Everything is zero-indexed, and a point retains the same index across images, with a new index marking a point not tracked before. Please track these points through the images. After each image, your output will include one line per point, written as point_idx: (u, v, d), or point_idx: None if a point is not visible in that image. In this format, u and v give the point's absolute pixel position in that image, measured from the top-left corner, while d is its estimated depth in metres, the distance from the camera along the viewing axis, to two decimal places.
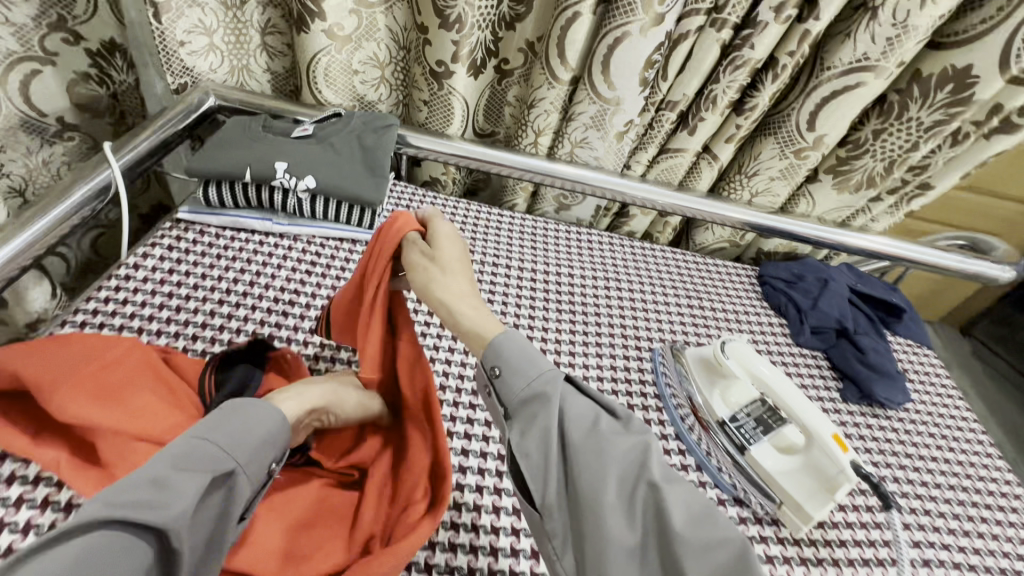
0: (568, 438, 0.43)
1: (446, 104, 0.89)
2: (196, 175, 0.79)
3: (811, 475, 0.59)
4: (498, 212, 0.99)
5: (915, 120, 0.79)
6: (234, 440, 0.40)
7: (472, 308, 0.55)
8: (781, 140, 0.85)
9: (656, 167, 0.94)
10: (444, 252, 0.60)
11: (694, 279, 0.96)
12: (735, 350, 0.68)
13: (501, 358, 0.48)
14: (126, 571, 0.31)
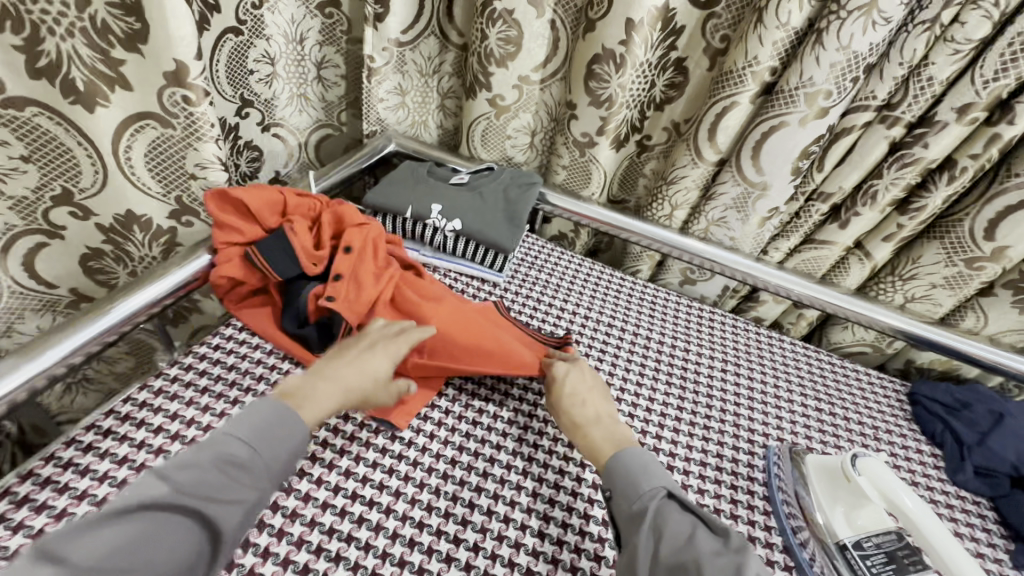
0: (656, 554, 0.47)
1: (584, 169, 0.96)
2: (369, 206, 0.92)
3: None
4: (620, 276, 1.01)
5: None
6: (255, 441, 0.47)
7: (606, 435, 0.61)
8: (948, 246, 0.78)
9: (796, 257, 0.90)
10: (580, 389, 0.67)
11: (826, 381, 0.87)
12: (867, 467, 0.60)
13: (614, 485, 0.55)
14: (167, 543, 0.40)
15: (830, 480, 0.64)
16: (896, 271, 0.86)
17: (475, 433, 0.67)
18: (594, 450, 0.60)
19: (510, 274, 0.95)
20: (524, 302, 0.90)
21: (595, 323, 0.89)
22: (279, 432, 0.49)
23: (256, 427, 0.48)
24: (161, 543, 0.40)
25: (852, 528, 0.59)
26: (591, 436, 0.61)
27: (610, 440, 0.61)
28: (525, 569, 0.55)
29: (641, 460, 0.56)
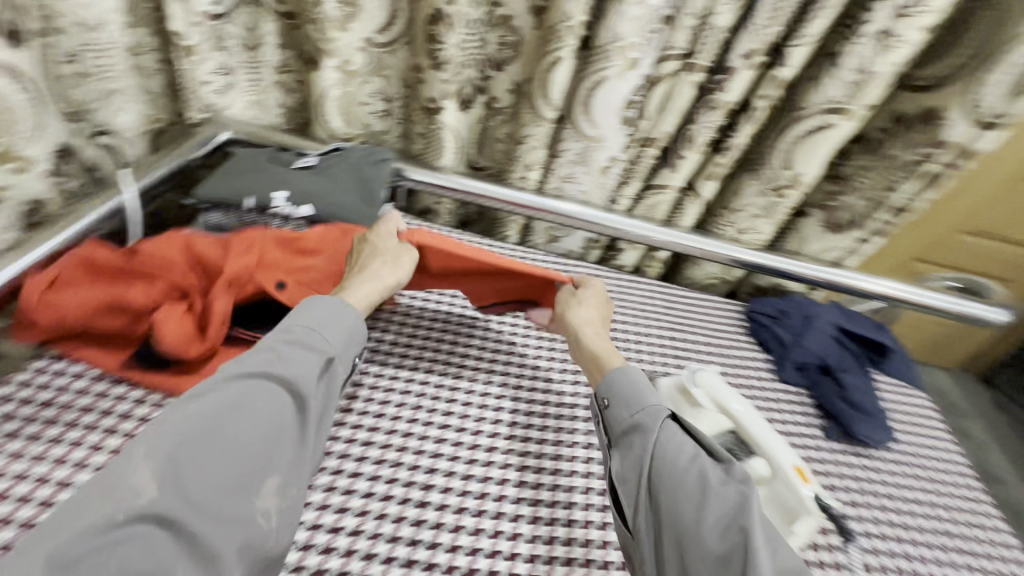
0: (644, 464, 0.56)
1: (436, 136, 0.94)
2: (199, 199, 0.84)
3: (770, 506, 0.60)
4: (490, 243, 1.02)
5: (896, 158, 0.83)
6: (315, 326, 0.58)
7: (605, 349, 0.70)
8: (765, 181, 0.89)
9: (642, 204, 0.97)
10: (597, 304, 0.76)
11: (679, 312, 0.97)
12: (705, 380, 0.70)
13: (613, 393, 0.62)
14: (259, 404, 0.52)
15: (684, 401, 0.68)
16: (726, 206, 0.96)
17: (380, 424, 0.70)
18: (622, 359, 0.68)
19: None
20: None
21: (467, 291, 0.89)
22: (340, 321, 0.60)
23: (315, 315, 0.60)
24: (246, 415, 0.51)
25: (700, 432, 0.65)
26: (599, 347, 0.70)
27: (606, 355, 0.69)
28: (408, 541, 0.60)
29: (640, 377, 0.63)
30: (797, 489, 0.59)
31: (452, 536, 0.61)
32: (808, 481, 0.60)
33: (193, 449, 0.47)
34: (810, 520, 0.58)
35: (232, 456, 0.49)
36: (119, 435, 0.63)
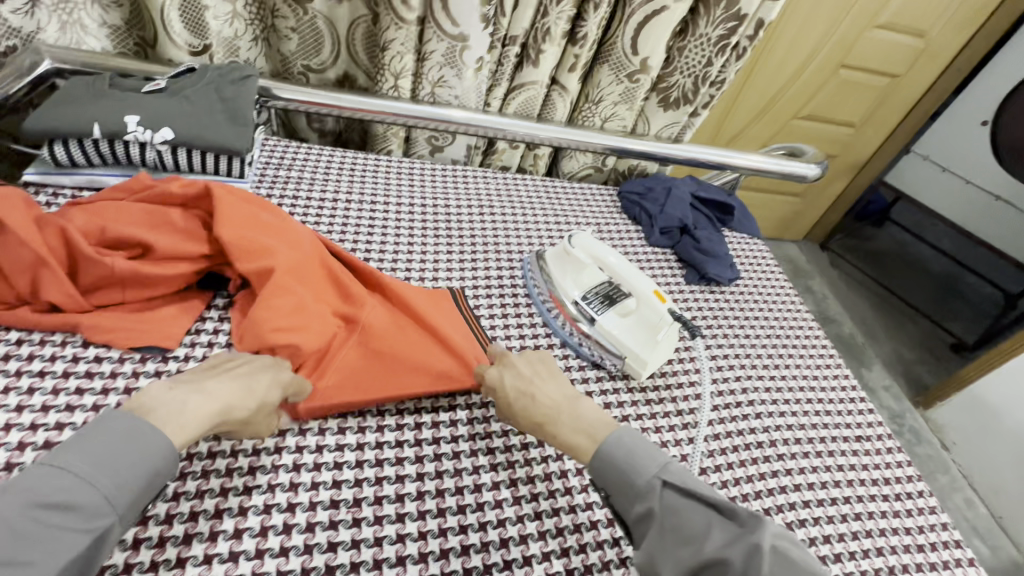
0: (654, 558, 0.50)
1: (312, 29, 0.95)
2: (37, 136, 0.74)
3: (639, 328, 0.74)
4: (375, 157, 1.03)
5: (705, 35, 0.94)
6: (118, 448, 0.44)
7: (562, 399, 0.62)
8: (613, 67, 0.98)
9: (514, 102, 1.03)
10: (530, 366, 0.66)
11: (562, 200, 1.07)
12: (581, 242, 0.80)
13: (608, 480, 0.54)
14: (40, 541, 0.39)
15: (561, 265, 0.81)
16: (589, 97, 1.05)
17: None
18: (587, 429, 0.58)
19: (257, 179, 0.90)
20: (281, 201, 0.88)
21: (359, 206, 0.92)
22: (145, 464, 0.45)
23: (108, 441, 0.45)
24: (117, 445, 0.45)
25: (575, 287, 0.79)
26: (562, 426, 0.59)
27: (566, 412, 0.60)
28: (337, 429, 0.63)
29: (630, 438, 0.55)
30: (655, 310, 0.73)
31: (378, 418, 0.65)
32: (666, 299, 0.74)
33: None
34: (668, 328, 0.73)
35: (91, 484, 0.42)
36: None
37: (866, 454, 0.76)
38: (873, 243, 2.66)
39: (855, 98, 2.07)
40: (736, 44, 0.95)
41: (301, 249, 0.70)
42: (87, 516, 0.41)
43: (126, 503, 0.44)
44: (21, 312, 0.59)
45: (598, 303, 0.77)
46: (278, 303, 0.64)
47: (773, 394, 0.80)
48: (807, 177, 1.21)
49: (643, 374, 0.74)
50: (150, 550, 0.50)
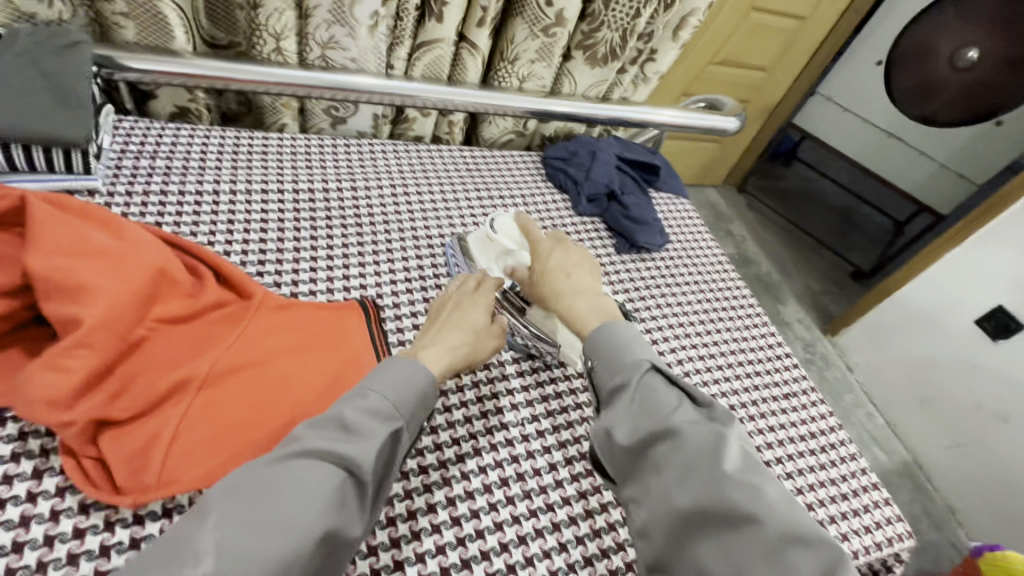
0: (618, 436, 0.50)
1: (154, 12, 0.77)
2: None
3: (568, 323, 0.73)
4: (263, 134, 0.89)
5: None
6: (287, 500, 0.43)
7: (579, 287, 0.67)
8: (528, 20, 0.89)
9: (419, 64, 0.92)
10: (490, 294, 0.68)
11: (483, 171, 0.99)
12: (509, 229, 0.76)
13: (596, 349, 0.57)
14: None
15: (490, 256, 0.79)
16: (503, 55, 0.95)
17: None
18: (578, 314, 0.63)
19: (111, 173, 0.74)
20: (144, 198, 0.73)
21: (247, 195, 0.79)
22: (315, 502, 0.43)
23: (282, 493, 0.43)
24: (404, 372, 0.54)
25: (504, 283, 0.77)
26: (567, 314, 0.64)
27: (575, 296, 0.66)
28: None
29: (623, 330, 0.58)
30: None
31: None
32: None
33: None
34: None
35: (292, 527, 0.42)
36: None
37: (793, 411, 0.79)
38: (782, 184, 2.79)
39: (766, 42, 2.09)
40: None
41: (146, 280, 0.56)
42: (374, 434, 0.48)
43: (405, 414, 0.52)
44: None
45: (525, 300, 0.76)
46: (85, 366, 0.49)
47: (706, 361, 0.80)
48: (727, 131, 1.20)
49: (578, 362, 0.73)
50: None
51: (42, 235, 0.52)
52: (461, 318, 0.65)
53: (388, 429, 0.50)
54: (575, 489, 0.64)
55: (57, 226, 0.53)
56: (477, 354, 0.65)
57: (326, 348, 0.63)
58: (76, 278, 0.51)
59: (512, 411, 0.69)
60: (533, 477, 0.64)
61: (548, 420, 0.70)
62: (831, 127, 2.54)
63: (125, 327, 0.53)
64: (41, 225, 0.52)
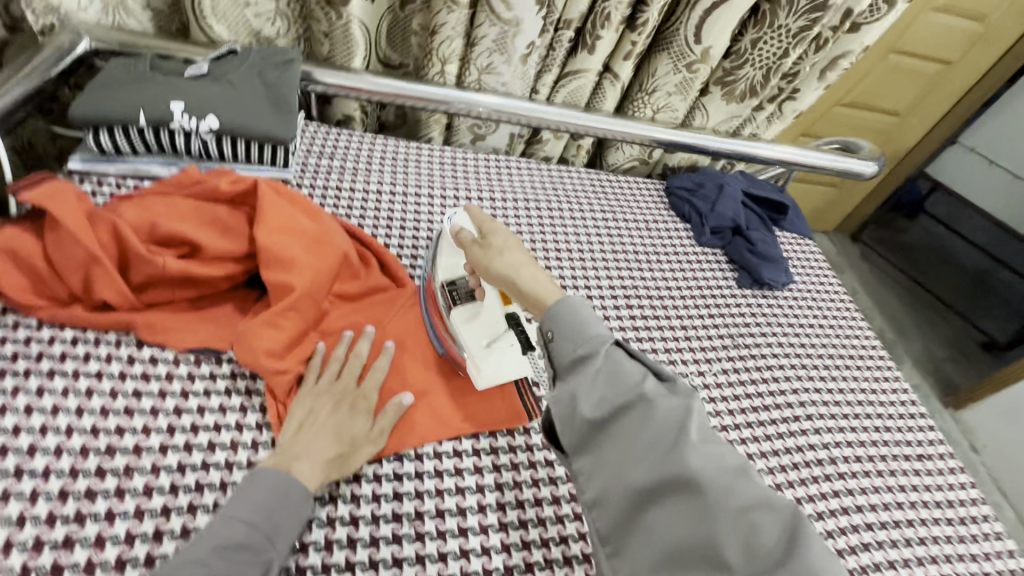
0: (624, 481, 0.43)
1: (346, 34, 0.89)
2: (81, 123, 0.72)
3: (485, 327, 0.64)
4: (418, 145, 1.00)
5: (784, 26, 0.88)
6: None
7: (501, 253, 0.60)
8: (673, 56, 0.93)
9: (562, 90, 0.99)
10: (498, 239, 0.62)
11: (608, 194, 1.03)
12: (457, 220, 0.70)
13: (561, 325, 0.49)
14: None
15: (443, 244, 0.70)
16: (642, 86, 1.00)
17: None
18: (512, 272, 0.58)
19: (299, 168, 0.87)
20: (323, 192, 0.85)
21: (402, 196, 0.89)
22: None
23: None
24: (272, 491, 0.49)
25: (447, 270, 0.68)
26: (524, 285, 0.56)
27: (515, 260, 0.59)
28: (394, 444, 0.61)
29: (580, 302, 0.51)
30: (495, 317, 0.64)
31: None
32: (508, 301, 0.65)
33: None
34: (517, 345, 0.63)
35: None
36: (41, 374, 0.54)
37: (928, 474, 0.74)
38: (906, 236, 2.55)
39: (904, 84, 1.97)
40: (820, 35, 0.90)
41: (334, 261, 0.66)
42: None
43: (283, 542, 0.48)
44: (72, 309, 0.57)
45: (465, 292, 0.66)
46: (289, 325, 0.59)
47: (831, 408, 0.78)
48: (863, 175, 1.16)
49: (483, 384, 0.63)
50: None
51: (266, 214, 0.64)
52: (327, 422, 0.56)
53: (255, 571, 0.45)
54: None
55: (276, 209, 0.65)
56: (347, 469, 0.55)
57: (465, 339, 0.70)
58: (286, 254, 0.62)
59: None
60: None
61: None
62: None
63: (317, 298, 0.63)
64: (267, 206, 0.64)
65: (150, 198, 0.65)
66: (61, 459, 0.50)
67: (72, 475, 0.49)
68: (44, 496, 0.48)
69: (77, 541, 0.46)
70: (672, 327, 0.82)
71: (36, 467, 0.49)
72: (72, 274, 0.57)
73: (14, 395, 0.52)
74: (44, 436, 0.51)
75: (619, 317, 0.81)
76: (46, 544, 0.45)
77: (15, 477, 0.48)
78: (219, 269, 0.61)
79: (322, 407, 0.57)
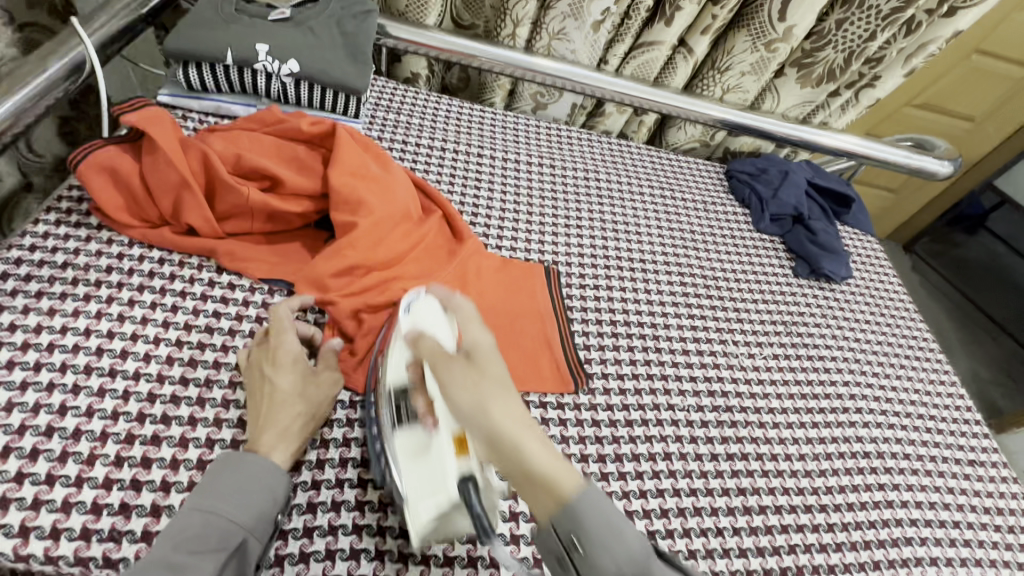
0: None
1: None
2: (172, 57, 0.75)
3: (428, 473, 0.45)
4: (482, 108, 1.00)
5: (874, 8, 0.85)
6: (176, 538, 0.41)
7: (470, 386, 0.42)
8: (752, 32, 0.90)
9: (631, 62, 0.98)
10: (479, 351, 0.45)
11: (667, 172, 1.02)
12: (418, 307, 0.54)
13: (587, 532, 0.37)
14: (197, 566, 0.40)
15: (393, 340, 0.54)
16: (714, 63, 0.97)
17: None
18: (512, 431, 0.39)
19: (368, 121, 0.89)
20: (389, 145, 0.87)
21: (465, 156, 0.90)
22: (194, 521, 0.42)
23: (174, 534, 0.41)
24: (239, 478, 0.45)
25: (393, 375, 0.52)
26: (527, 448, 0.39)
27: (484, 394, 0.41)
28: None
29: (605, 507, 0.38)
30: (443, 469, 0.44)
31: None
32: (465, 453, 0.45)
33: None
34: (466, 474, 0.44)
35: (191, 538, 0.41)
36: (134, 287, 0.58)
37: (978, 479, 0.73)
38: (964, 250, 2.43)
39: (984, 88, 1.86)
40: (914, 19, 0.87)
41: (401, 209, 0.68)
42: (201, 560, 0.41)
43: (254, 522, 0.44)
44: (162, 232, 0.61)
45: (412, 410, 0.49)
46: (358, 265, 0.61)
47: (882, 404, 0.76)
48: (936, 175, 1.11)
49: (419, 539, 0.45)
50: (310, 473, 0.52)
51: (342, 157, 0.65)
52: (269, 395, 0.51)
53: (220, 553, 0.41)
54: (734, 484, 0.64)
55: (352, 152, 0.67)
56: (316, 419, 0.52)
57: (520, 297, 0.71)
58: (359, 196, 0.64)
59: (679, 395, 0.69)
60: (695, 460, 0.64)
61: (713, 413, 0.69)
62: None
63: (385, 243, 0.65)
64: (344, 149, 0.66)
65: (234, 132, 0.67)
66: (149, 365, 0.53)
67: (159, 380, 0.52)
68: (134, 396, 0.51)
69: (163, 439, 0.49)
70: (724, 309, 0.81)
71: (128, 370, 0.52)
72: (163, 196, 0.60)
73: (108, 303, 0.56)
74: (134, 343, 0.54)
75: (671, 293, 0.81)
76: (136, 439, 0.48)
77: (109, 376, 0.51)
78: (296, 206, 0.64)
79: (259, 387, 0.52)
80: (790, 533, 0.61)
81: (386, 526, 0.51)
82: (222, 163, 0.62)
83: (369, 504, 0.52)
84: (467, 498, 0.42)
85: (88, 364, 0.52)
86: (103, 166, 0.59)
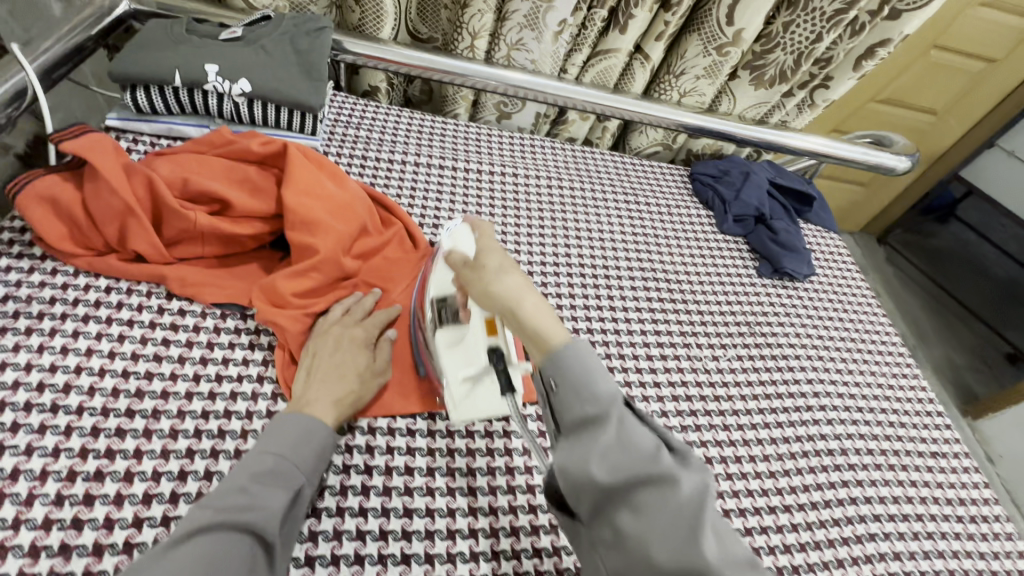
0: (589, 474, 0.40)
1: (381, 3, 0.90)
2: (119, 80, 0.74)
3: (465, 354, 0.55)
4: (443, 119, 1.00)
5: (818, 9, 0.87)
6: (254, 469, 0.46)
7: (480, 279, 0.52)
8: (704, 37, 0.91)
9: (591, 70, 0.99)
10: (488, 260, 0.53)
11: (632, 177, 1.02)
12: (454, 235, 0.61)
13: (563, 373, 0.44)
14: (267, 496, 0.44)
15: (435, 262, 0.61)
16: (671, 68, 0.98)
17: None
18: (514, 299, 0.48)
19: (326, 137, 0.88)
20: (347, 160, 0.86)
21: (427, 168, 0.90)
22: (271, 456, 0.47)
23: (251, 465, 0.46)
24: (304, 435, 0.49)
25: (438, 287, 0.59)
26: (521, 308, 0.48)
27: (494, 282, 0.50)
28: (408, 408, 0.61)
29: (585, 364, 0.44)
30: (478, 347, 0.54)
31: None
32: (493, 332, 0.54)
33: (237, 505, 0.43)
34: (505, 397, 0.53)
35: (262, 474, 0.46)
36: (78, 318, 0.56)
37: (941, 471, 0.74)
38: (933, 241, 2.48)
39: (944, 83, 1.90)
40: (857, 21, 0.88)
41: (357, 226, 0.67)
42: (272, 494, 0.45)
43: (311, 471, 0.48)
44: (109, 260, 0.60)
45: (453, 313, 0.57)
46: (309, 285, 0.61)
47: (846, 400, 0.77)
48: (894, 170, 1.13)
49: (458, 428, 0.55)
50: None
51: (293, 175, 0.65)
52: (329, 363, 0.56)
53: (287, 491, 0.45)
54: None
55: (305, 170, 0.66)
56: (358, 403, 0.56)
57: None
58: (311, 215, 0.63)
59: (643, 401, 0.69)
60: None
61: (678, 417, 0.69)
62: (1006, 185, 2.24)
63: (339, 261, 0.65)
64: (296, 167, 0.65)
65: (182, 155, 0.66)
66: (94, 398, 0.52)
67: (104, 414, 0.51)
68: (77, 432, 0.49)
69: (107, 475, 0.48)
70: (690, 312, 0.82)
71: (71, 404, 0.51)
72: (108, 224, 0.59)
73: (51, 336, 0.54)
74: (78, 376, 0.53)
75: (635, 298, 0.81)
76: (78, 476, 0.47)
77: (51, 412, 0.50)
78: (247, 227, 0.63)
79: (319, 352, 0.57)
80: (754, 534, 0.62)
81: (341, 554, 0.50)
82: (169, 187, 0.61)
83: (322, 534, 0.51)
84: (494, 361, 0.53)
85: (29, 401, 0.50)
86: (43, 196, 0.58)
